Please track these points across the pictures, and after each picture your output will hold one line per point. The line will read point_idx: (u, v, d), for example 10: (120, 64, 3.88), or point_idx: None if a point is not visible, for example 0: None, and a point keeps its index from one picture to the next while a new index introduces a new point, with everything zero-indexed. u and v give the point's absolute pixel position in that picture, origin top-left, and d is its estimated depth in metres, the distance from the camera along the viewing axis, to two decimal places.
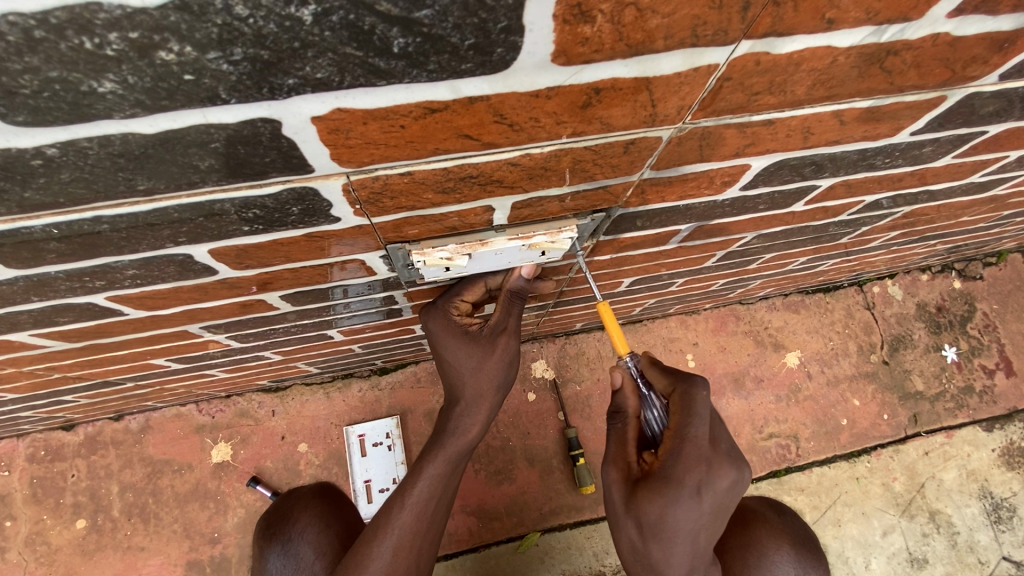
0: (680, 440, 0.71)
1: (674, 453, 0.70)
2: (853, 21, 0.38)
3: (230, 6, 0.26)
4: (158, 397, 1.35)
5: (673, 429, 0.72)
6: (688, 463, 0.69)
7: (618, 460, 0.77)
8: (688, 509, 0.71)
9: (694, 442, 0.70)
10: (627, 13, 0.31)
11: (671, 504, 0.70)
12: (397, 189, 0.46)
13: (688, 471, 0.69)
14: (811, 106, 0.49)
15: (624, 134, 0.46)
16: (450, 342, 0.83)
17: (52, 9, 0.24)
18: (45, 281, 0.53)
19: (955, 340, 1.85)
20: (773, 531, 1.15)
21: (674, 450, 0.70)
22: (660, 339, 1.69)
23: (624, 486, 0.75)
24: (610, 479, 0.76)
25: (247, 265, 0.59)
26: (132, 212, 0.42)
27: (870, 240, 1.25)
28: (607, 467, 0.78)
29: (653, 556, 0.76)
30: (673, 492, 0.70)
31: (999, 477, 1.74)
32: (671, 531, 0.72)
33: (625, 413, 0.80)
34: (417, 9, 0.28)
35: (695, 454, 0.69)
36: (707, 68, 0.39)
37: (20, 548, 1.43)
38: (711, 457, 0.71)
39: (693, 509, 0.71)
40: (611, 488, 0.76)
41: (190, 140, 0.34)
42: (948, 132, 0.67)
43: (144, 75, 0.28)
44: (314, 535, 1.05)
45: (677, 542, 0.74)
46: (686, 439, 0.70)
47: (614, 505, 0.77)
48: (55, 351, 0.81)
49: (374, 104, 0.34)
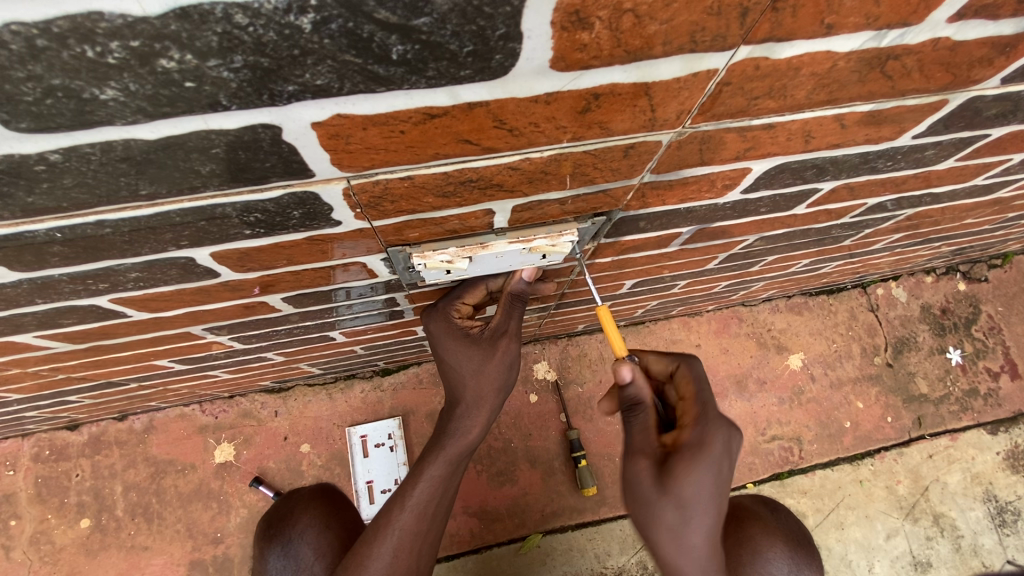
0: (701, 403, 0.76)
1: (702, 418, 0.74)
2: (853, 26, 0.38)
3: (230, 15, 0.26)
4: (162, 397, 1.36)
5: (690, 398, 0.78)
6: (714, 424, 0.74)
7: (641, 447, 0.76)
8: (722, 474, 0.73)
9: (709, 403, 0.76)
10: (625, 19, 0.32)
11: (709, 470, 0.71)
12: (398, 194, 0.47)
13: (717, 431, 0.73)
14: (811, 110, 0.49)
15: (624, 138, 0.46)
16: (450, 345, 0.84)
17: (54, 18, 0.24)
18: (49, 283, 0.53)
19: (959, 342, 1.84)
20: (767, 528, 1.15)
21: (699, 415, 0.75)
22: (663, 341, 1.69)
23: (654, 464, 0.74)
24: (638, 469, 0.75)
25: (250, 268, 0.60)
26: (134, 216, 0.42)
27: (873, 242, 1.24)
28: (636, 456, 0.76)
29: (689, 542, 0.74)
30: (707, 456, 0.72)
31: (1004, 480, 1.72)
32: (708, 502, 0.72)
33: (641, 402, 0.78)
34: (415, 17, 0.28)
35: (716, 413, 0.75)
36: (706, 73, 0.39)
37: (25, 546, 1.44)
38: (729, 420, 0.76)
39: (726, 473, 0.73)
40: (642, 473, 0.75)
41: (191, 145, 0.34)
42: (951, 135, 0.67)
43: (145, 83, 0.29)
44: (314, 535, 1.05)
45: (711, 516, 0.73)
46: (708, 402, 0.76)
47: (647, 490, 0.74)
48: (60, 352, 0.81)
49: (374, 110, 0.34)
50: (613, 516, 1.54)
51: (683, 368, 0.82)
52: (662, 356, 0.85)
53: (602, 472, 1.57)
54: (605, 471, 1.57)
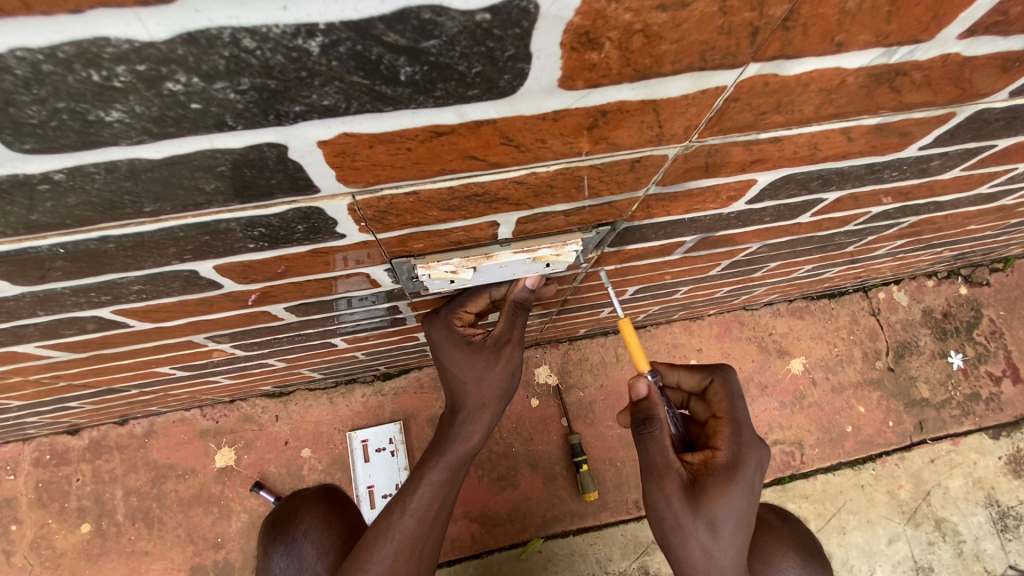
0: (734, 424, 0.82)
1: (735, 439, 0.80)
2: (863, 43, 0.37)
3: (237, 39, 0.26)
4: (163, 402, 1.35)
5: (724, 416, 0.83)
6: (747, 445, 0.80)
7: (667, 471, 0.77)
8: (750, 492, 0.78)
9: (742, 423, 0.82)
10: (635, 40, 0.31)
11: (742, 491, 0.77)
12: (403, 208, 0.46)
13: (749, 452, 0.79)
14: (818, 123, 0.49)
15: (631, 153, 0.45)
16: (452, 352, 0.83)
17: (60, 44, 0.24)
18: (51, 296, 0.53)
19: (961, 346, 1.84)
20: (778, 538, 1.15)
21: (731, 437, 0.80)
22: (664, 345, 1.68)
23: (684, 484, 0.77)
24: (666, 493, 0.77)
25: (253, 279, 0.60)
26: (138, 232, 0.42)
27: (876, 249, 1.24)
28: (667, 478, 0.77)
29: (718, 559, 0.78)
30: (740, 476, 0.77)
31: (1006, 485, 1.72)
32: (738, 523, 0.77)
33: (656, 419, 0.78)
34: (424, 39, 0.28)
35: (749, 432, 0.81)
36: (714, 90, 0.39)
37: (25, 551, 1.43)
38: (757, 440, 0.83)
39: (752, 492, 0.79)
40: (672, 494, 0.76)
41: (197, 163, 0.34)
42: (957, 146, 0.66)
43: (151, 105, 0.28)
44: (317, 535, 1.05)
45: (738, 535, 0.78)
46: (739, 424, 0.82)
47: (679, 509, 0.76)
48: (62, 361, 0.81)
49: (381, 128, 0.34)
50: (615, 521, 1.54)
51: (717, 381, 0.87)
52: (693, 371, 0.90)
53: (603, 477, 1.57)
54: (607, 476, 1.57)
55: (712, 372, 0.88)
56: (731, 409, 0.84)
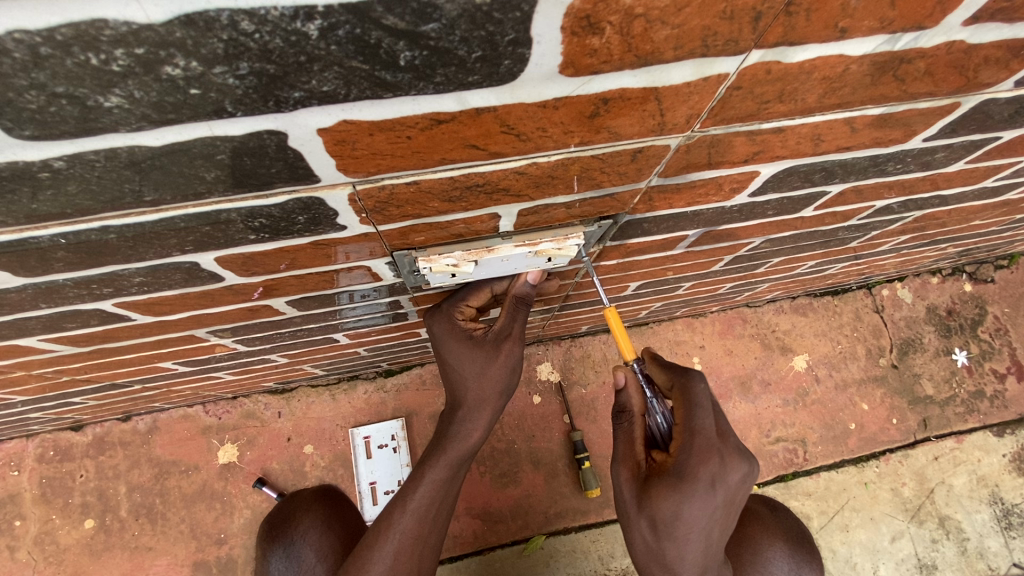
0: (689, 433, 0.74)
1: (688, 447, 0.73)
2: (866, 29, 0.37)
3: (236, 22, 0.26)
4: (166, 398, 1.36)
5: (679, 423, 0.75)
6: (700, 458, 0.72)
7: (627, 460, 0.81)
8: (703, 503, 0.73)
9: (702, 433, 0.73)
10: (636, 25, 0.31)
11: (689, 501, 0.72)
12: (403, 199, 0.46)
13: (703, 463, 0.72)
14: (821, 113, 0.48)
15: (633, 143, 0.45)
16: (452, 347, 0.83)
17: (58, 26, 0.24)
18: (53, 288, 0.53)
19: (966, 344, 1.83)
20: (767, 527, 1.15)
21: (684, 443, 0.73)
22: (667, 342, 1.68)
23: (635, 475, 0.79)
24: (621, 480, 0.80)
25: (254, 272, 0.59)
26: (139, 222, 0.42)
27: (880, 244, 1.23)
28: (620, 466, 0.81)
29: (668, 555, 0.79)
30: (689, 487, 0.72)
31: (1011, 482, 1.71)
32: (684, 530, 0.74)
33: (630, 413, 0.82)
34: (424, 23, 0.28)
35: (706, 444, 0.72)
36: (717, 77, 0.38)
37: (29, 547, 1.44)
38: (721, 450, 0.73)
39: (711, 503, 0.74)
40: (623, 482, 0.80)
41: (197, 152, 0.34)
42: (963, 138, 0.66)
43: (150, 90, 0.28)
44: (316, 538, 1.05)
45: (686, 540, 0.76)
46: (698, 431, 0.73)
47: (627, 499, 0.79)
48: (63, 355, 0.81)
49: (381, 116, 0.34)
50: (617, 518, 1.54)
51: (679, 385, 0.77)
52: (664, 370, 0.81)
53: (606, 474, 1.57)
54: (609, 473, 1.57)
55: (677, 376, 0.78)
56: (688, 418, 0.74)
